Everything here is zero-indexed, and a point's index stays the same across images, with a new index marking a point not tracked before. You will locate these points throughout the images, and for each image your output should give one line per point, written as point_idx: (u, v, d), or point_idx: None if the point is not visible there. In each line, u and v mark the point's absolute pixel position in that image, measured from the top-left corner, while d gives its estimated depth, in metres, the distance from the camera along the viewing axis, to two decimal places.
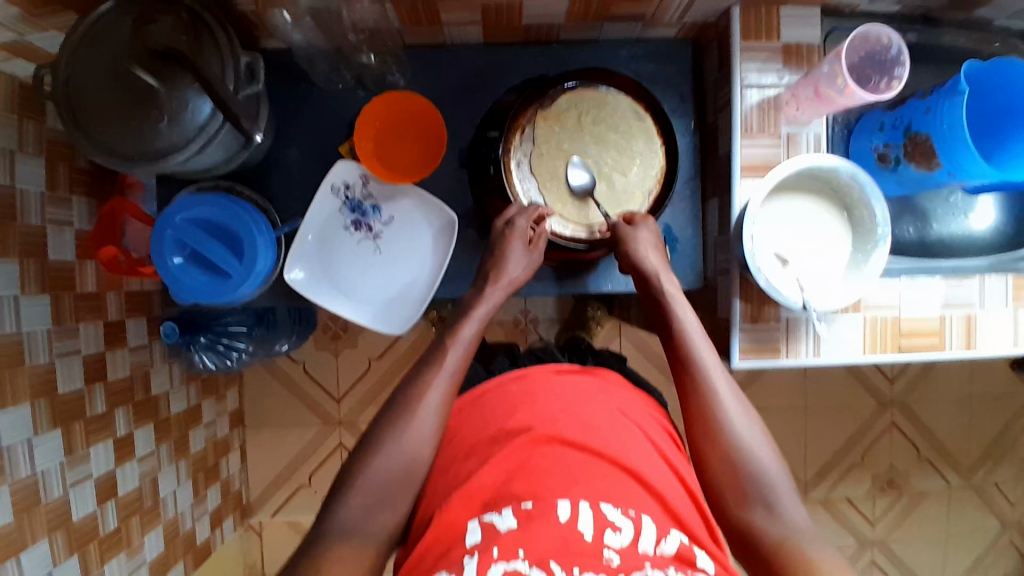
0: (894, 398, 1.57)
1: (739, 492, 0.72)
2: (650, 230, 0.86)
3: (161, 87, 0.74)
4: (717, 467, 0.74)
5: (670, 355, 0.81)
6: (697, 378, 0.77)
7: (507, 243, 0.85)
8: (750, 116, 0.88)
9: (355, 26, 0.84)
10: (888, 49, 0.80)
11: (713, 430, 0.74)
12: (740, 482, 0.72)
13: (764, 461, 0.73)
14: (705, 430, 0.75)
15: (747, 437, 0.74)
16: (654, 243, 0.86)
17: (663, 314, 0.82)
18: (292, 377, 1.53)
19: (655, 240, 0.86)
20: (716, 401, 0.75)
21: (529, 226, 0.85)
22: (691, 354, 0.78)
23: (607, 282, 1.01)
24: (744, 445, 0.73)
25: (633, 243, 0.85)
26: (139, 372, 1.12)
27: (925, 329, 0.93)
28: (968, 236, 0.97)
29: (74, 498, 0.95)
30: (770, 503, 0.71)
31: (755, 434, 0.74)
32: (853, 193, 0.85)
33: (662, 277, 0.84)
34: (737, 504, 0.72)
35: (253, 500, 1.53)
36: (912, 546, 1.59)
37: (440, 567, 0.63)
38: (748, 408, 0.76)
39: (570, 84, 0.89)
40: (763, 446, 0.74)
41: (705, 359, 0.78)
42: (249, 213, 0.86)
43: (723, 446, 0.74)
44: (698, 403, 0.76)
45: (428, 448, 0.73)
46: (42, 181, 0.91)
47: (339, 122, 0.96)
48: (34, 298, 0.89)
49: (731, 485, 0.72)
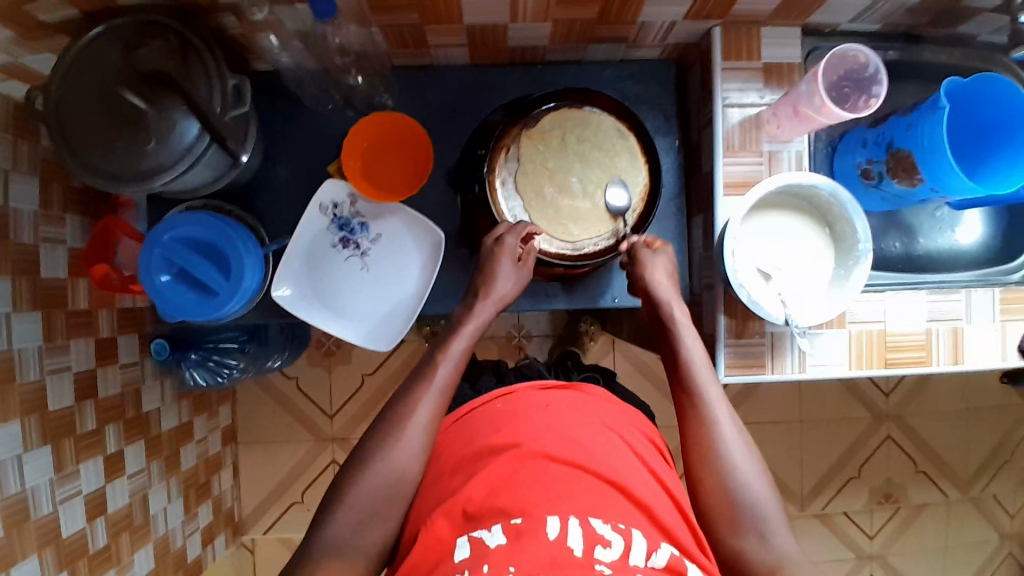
0: (889, 412, 1.56)
1: (734, 524, 0.71)
2: (667, 256, 0.90)
3: (149, 109, 0.76)
4: (712, 498, 0.73)
5: (673, 381, 0.82)
6: (690, 398, 0.79)
7: (495, 262, 0.85)
8: (732, 134, 0.89)
9: (342, 50, 0.85)
10: (865, 67, 0.82)
11: (710, 461, 0.74)
12: (733, 513, 0.71)
13: (760, 494, 0.72)
14: (701, 459, 0.75)
15: (743, 470, 0.73)
16: (668, 269, 0.89)
17: (669, 341, 0.84)
18: (285, 393, 1.53)
19: (670, 267, 0.90)
20: (714, 431, 0.76)
21: (518, 243, 0.86)
22: (693, 383, 0.79)
23: (592, 299, 1.02)
24: (741, 477, 0.73)
25: (649, 268, 0.88)
26: (130, 389, 1.13)
27: (910, 344, 0.92)
28: (954, 249, 0.98)
29: (62, 514, 0.95)
30: (765, 535, 0.70)
31: (751, 467, 0.74)
32: (834, 210, 0.85)
33: (671, 304, 0.86)
34: (730, 534, 0.71)
35: (246, 516, 1.53)
36: (911, 561, 1.58)
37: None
38: (741, 428, 0.77)
39: (549, 105, 0.91)
40: (759, 478, 0.73)
41: (706, 389, 0.79)
42: (236, 232, 0.88)
43: (720, 478, 0.73)
44: (695, 431, 0.77)
45: (415, 464, 0.73)
46: (36, 200, 0.92)
47: (328, 142, 0.98)
48: (25, 315, 0.90)
49: (726, 518, 0.72)
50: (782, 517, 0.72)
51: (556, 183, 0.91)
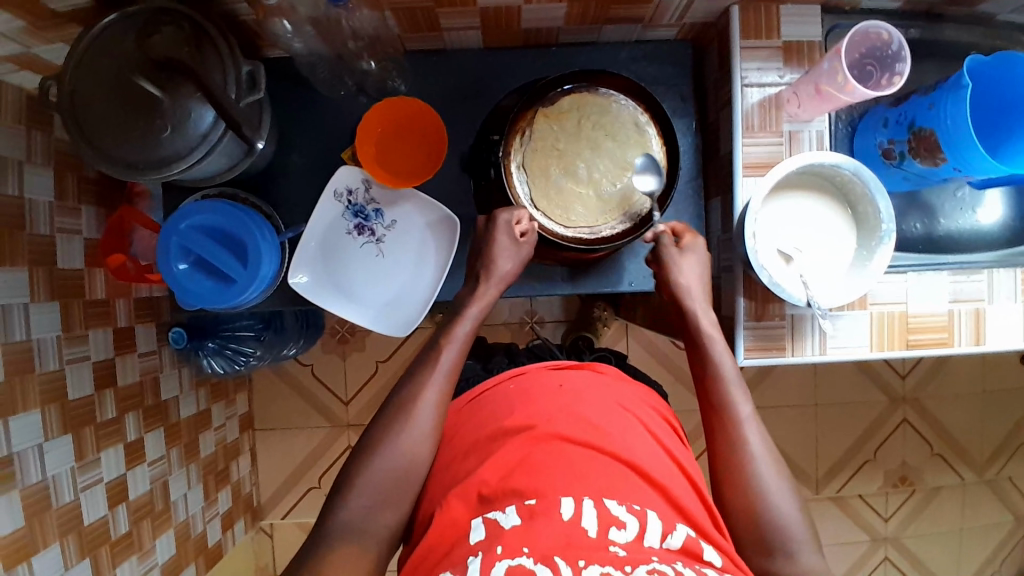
0: (905, 395, 1.55)
1: (762, 545, 0.71)
2: (696, 254, 0.87)
3: (163, 95, 0.75)
4: (738, 514, 0.73)
5: (701, 386, 0.81)
6: (724, 416, 0.78)
7: (491, 240, 0.85)
8: (750, 115, 0.87)
9: (355, 34, 0.84)
10: (888, 44, 0.80)
11: (743, 481, 0.73)
12: (759, 520, 0.71)
13: (787, 515, 0.71)
14: (734, 477, 0.74)
15: (767, 480, 0.73)
16: (699, 268, 0.87)
17: (702, 356, 0.82)
18: (300, 380, 1.54)
19: (701, 265, 0.87)
20: (744, 448, 0.75)
21: (511, 219, 0.85)
22: (724, 399, 0.78)
23: (620, 282, 0.99)
24: (770, 500, 0.72)
25: (678, 270, 0.86)
26: (148, 378, 1.14)
27: (932, 325, 0.91)
28: (977, 231, 0.96)
29: (85, 501, 0.96)
30: (789, 551, 0.70)
31: (781, 488, 0.73)
32: (856, 189, 0.83)
33: (699, 315, 0.84)
34: (759, 553, 0.71)
35: (264, 502, 1.54)
36: (926, 544, 1.58)
37: (446, 566, 0.64)
38: (773, 450, 0.76)
39: (567, 87, 0.89)
40: (785, 497, 0.72)
41: (735, 398, 0.78)
42: (252, 218, 0.87)
43: (749, 499, 0.72)
44: (730, 448, 0.75)
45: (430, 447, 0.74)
46: (51, 191, 0.93)
47: (341, 128, 0.97)
48: (44, 306, 0.91)
49: (755, 538, 0.71)
50: (809, 534, 0.71)
51: (565, 166, 0.89)
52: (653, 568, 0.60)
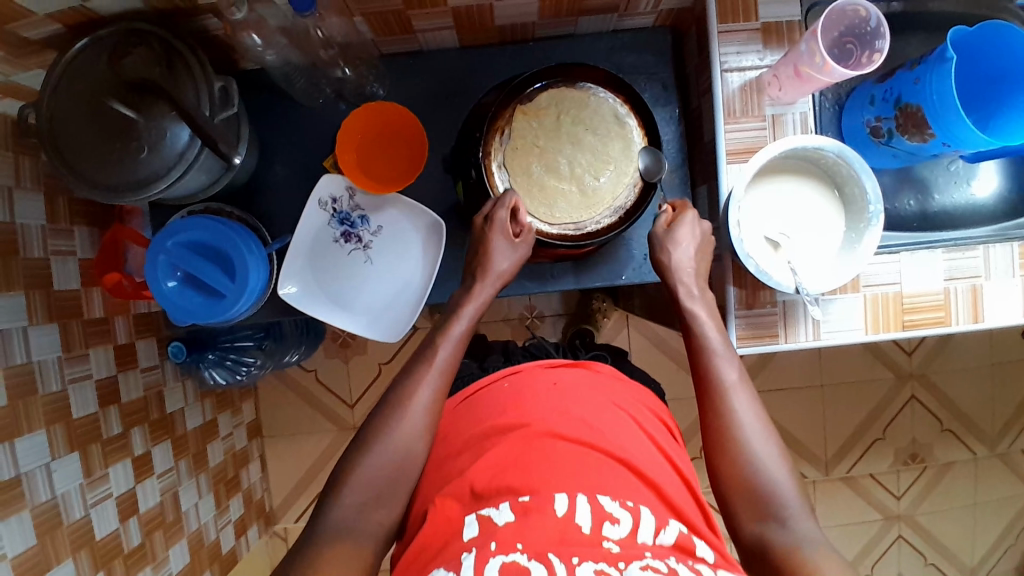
0: (912, 372, 1.54)
1: (756, 511, 0.70)
2: (690, 227, 0.85)
3: (138, 118, 0.75)
4: (730, 486, 0.72)
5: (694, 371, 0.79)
6: (710, 389, 0.76)
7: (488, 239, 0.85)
8: (732, 101, 0.86)
9: (327, 41, 0.84)
10: (867, 22, 0.78)
11: (733, 452, 0.73)
12: (760, 510, 0.70)
13: (778, 479, 0.71)
14: (724, 448, 0.73)
15: (768, 472, 0.71)
16: (695, 239, 0.85)
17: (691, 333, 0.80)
18: (305, 385, 1.55)
19: (696, 236, 0.85)
20: (734, 421, 0.74)
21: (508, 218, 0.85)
22: (714, 375, 0.77)
23: (625, 273, 0.98)
24: (761, 468, 0.71)
25: (670, 245, 0.84)
26: (153, 392, 1.16)
27: (927, 305, 0.90)
28: (972, 204, 0.95)
29: (96, 517, 0.98)
30: (782, 517, 0.69)
31: (771, 455, 0.72)
32: (842, 172, 0.82)
33: (690, 303, 0.82)
34: (750, 520, 0.70)
35: (276, 507, 1.56)
36: (940, 521, 1.57)
37: (439, 562, 0.64)
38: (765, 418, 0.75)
39: (538, 84, 0.88)
40: (777, 465, 0.72)
41: (733, 387, 0.76)
42: (239, 233, 0.88)
43: (739, 468, 0.72)
44: (719, 421, 0.74)
45: (421, 448, 0.74)
46: (42, 214, 0.94)
47: (323, 136, 0.97)
48: (43, 328, 0.92)
49: (747, 504, 0.71)
50: (802, 501, 0.70)
51: (545, 162, 0.88)
52: (647, 563, 0.60)
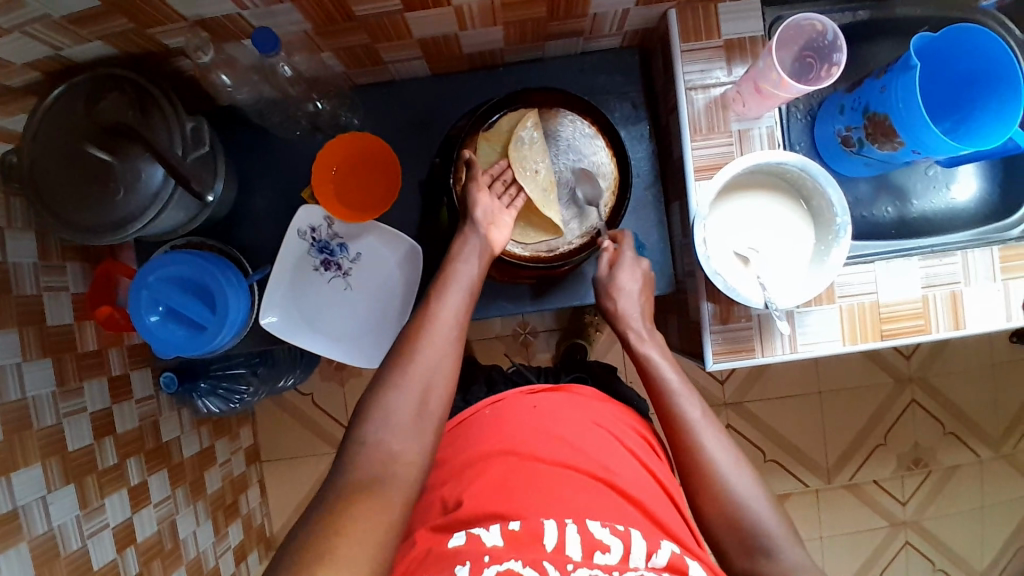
0: (911, 375, 1.52)
1: (743, 541, 0.70)
2: (627, 264, 0.88)
3: (114, 160, 0.77)
4: (712, 514, 0.72)
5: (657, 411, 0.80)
6: (679, 428, 0.77)
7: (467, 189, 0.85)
8: (698, 118, 0.87)
9: (298, 77, 0.86)
10: (824, 34, 0.79)
11: (710, 484, 0.73)
12: (744, 540, 0.70)
13: (757, 508, 0.71)
14: (701, 482, 0.74)
15: (744, 489, 0.72)
16: (633, 277, 0.88)
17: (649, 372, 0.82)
18: (302, 409, 1.57)
19: (634, 274, 0.88)
20: (706, 455, 0.74)
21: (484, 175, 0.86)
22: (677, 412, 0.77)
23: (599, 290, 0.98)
24: (739, 498, 0.72)
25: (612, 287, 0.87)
26: (148, 422, 1.17)
27: (906, 314, 0.89)
28: (952, 208, 0.95)
29: (92, 547, 0.98)
30: (770, 550, 0.69)
31: (747, 482, 0.73)
32: (807, 185, 0.82)
33: (635, 339, 0.85)
34: (741, 556, 0.70)
35: (276, 532, 1.57)
36: (947, 525, 1.54)
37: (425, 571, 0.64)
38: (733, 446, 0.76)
39: (494, 117, 0.91)
40: (755, 492, 0.72)
41: (691, 414, 0.77)
42: (222, 269, 0.89)
43: (716, 497, 0.72)
44: (690, 455, 0.75)
45: (434, 422, 0.68)
46: (34, 253, 0.96)
47: (300, 167, 0.99)
48: (35, 363, 0.94)
49: (734, 539, 0.71)
50: (785, 527, 0.70)
51: None
52: None
